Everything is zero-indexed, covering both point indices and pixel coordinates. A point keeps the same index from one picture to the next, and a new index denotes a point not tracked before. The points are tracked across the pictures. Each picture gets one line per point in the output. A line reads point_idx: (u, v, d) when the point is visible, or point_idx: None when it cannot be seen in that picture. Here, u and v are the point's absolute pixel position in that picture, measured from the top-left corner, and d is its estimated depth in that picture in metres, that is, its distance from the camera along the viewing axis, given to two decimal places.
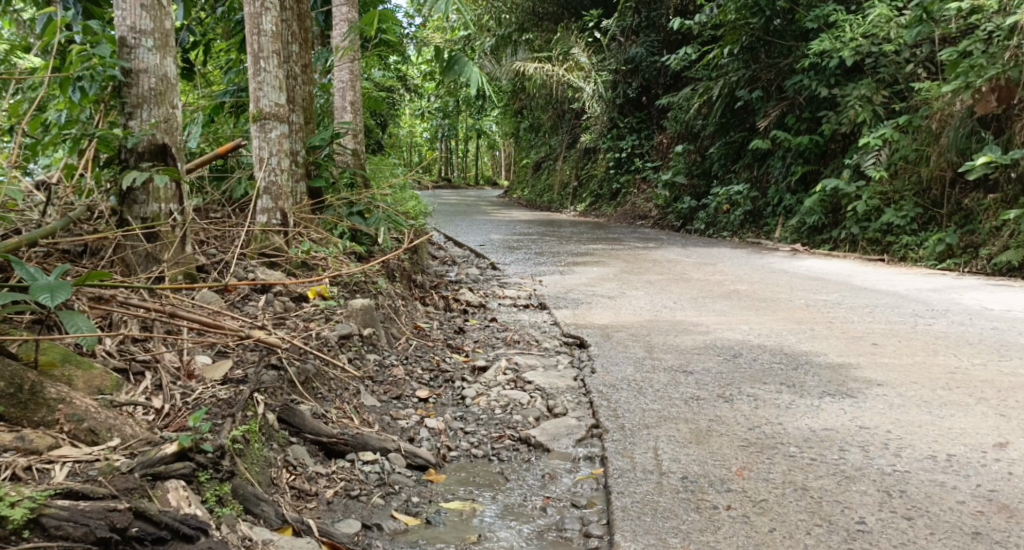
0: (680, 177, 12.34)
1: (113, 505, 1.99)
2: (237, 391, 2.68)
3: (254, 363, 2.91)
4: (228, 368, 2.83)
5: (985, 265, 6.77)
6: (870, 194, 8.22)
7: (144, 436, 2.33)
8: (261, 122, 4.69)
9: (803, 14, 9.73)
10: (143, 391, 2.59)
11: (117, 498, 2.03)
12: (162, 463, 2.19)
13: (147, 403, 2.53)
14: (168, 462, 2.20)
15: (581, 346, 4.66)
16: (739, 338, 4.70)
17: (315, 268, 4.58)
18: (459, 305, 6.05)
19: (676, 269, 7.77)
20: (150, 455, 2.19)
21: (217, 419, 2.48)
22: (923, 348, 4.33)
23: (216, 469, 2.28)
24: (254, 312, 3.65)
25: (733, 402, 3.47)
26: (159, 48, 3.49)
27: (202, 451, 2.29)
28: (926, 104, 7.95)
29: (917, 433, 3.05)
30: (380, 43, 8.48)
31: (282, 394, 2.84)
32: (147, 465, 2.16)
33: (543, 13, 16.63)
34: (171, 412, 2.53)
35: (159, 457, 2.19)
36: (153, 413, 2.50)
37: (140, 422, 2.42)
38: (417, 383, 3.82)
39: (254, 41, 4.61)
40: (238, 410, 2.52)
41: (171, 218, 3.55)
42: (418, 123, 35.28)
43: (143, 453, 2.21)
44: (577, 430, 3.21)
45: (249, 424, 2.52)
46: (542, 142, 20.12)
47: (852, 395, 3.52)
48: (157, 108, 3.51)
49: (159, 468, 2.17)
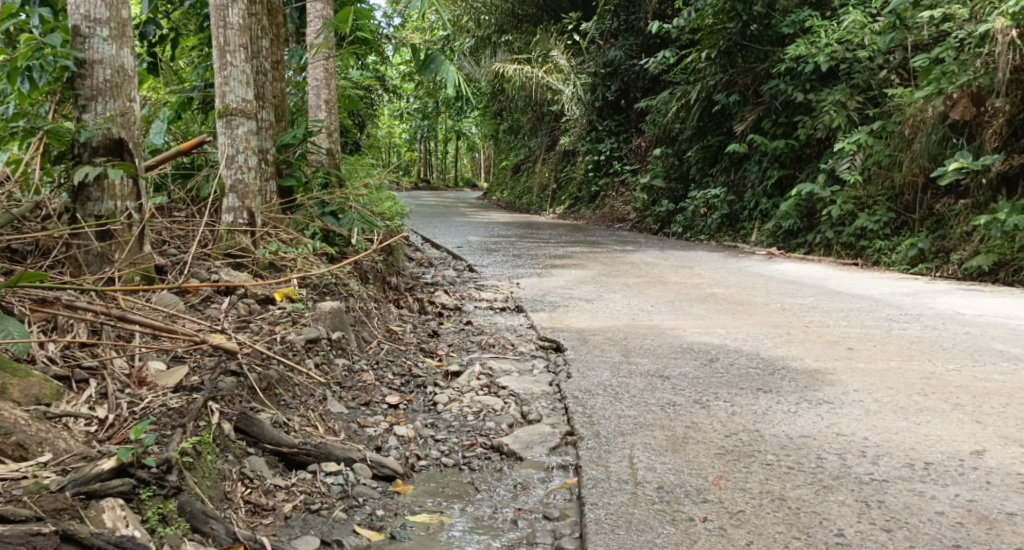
0: (658, 180, 12.31)
1: (36, 529, 1.90)
2: (191, 399, 2.56)
3: (211, 370, 2.79)
4: (183, 375, 2.70)
5: (956, 270, 6.76)
6: (844, 198, 8.22)
7: (79, 451, 2.21)
8: (227, 118, 4.55)
9: (779, 19, 9.73)
10: (87, 401, 2.47)
11: (43, 521, 1.94)
12: (97, 480, 2.08)
13: (90, 413, 2.41)
14: (105, 479, 2.09)
15: (557, 350, 4.58)
16: (716, 342, 4.63)
17: (283, 269, 4.42)
18: (434, 307, 5.94)
19: (654, 272, 7.73)
20: (85, 472, 2.09)
21: (165, 429, 2.37)
22: (900, 352, 4.29)
23: (160, 485, 2.17)
24: (216, 315, 3.52)
25: (710, 408, 3.39)
26: (115, 38, 3.37)
27: (144, 466, 2.19)
28: (899, 110, 7.95)
29: (894, 440, 2.99)
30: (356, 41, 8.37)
31: (240, 403, 2.72)
32: (81, 483, 2.06)
33: (522, 15, 16.58)
34: (115, 423, 2.41)
35: (95, 474, 2.09)
36: (96, 424, 2.38)
37: (77, 435, 2.30)
38: (388, 389, 3.70)
39: (220, 34, 4.47)
40: (190, 419, 2.41)
41: (126, 217, 3.40)
42: (398, 123, 35.09)
43: (77, 469, 2.11)
44: (551, 438, 3.11)
45: (201, 436, 2.41)
46: (521, 144, 20.04)
47: (828, 400, 3.46)
48: (112, 101, 3.38)
49: (93, 486, 2.06)
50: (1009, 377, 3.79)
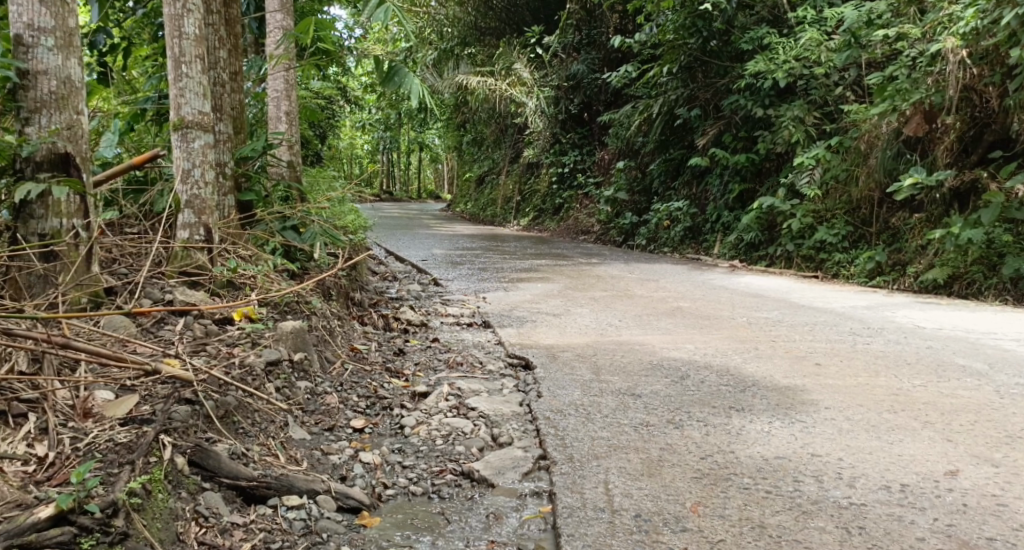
0: (622, 193, 12.32)
1: None
2: (140, 433, 2.42)
3: (164, 399, 2.65)
4: (134, 404, 2.57)
5: (912, 282, 6.82)
6: (804, 212, 8.28)
7: (15, 498, 2.09)
8: (183, 131, 4.38)
9: (738, 35, 9.80)
10: (26, 437, 2.34)
11: None
12: (33, 530, 1.99)
13: (28, 451, 2.28)
14: (42, 529, 2.00)
15: (526, 368, 4.48)
16: (685, 358, 4.58)
17: (242, 287, 4.34)
18: (398, 324, 5.80)
19: (619, 285, 7.69)
20: (20, 523, 1.99)
21: (112, 467, 2.25)
22: (868, 368, 4.27)
23: (104, 532, 2.05)
24: (171, 338, 3.37)
25: (683, 429, 3.32)
26: (61, 47, 3.23)
27: (86, 511, 2.06)
28: (856, 125, 8.04)
29: (869, 461, 2.94)
30: (317, 52, 8.24)
31: (195, 433, 2.58)
32: (13, 534, 1.97)
33: (485, 28, 16.54)
34: (57, 461, 2.28)
35: (30, 523, 1.99)
36: (35, 463, 2.25)
37: (14, 477, 2.17)
38: (352, 412, 3.57)
39: (175, 44, 4.31)
40: (139, 455, 2.28)
41: (72, 235, 3.25)
42: (360, 135, 34.83)
43: (11, 519, 2.01)
44: (522, 463, 3.01)
45: (151, 473, 2.27)
46: (485, 156, 19.98)
47: (801, 419, 3.41)
48: (58, 113, 3.23)
49: (27, 538, 1.98)
50: (976, 393, 3.78)
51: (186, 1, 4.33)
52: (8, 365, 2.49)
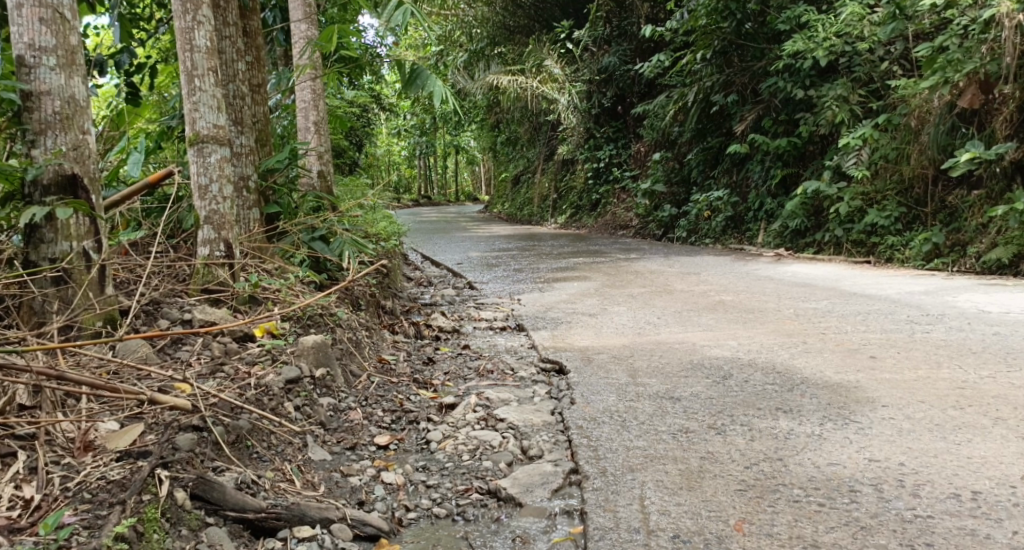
0: (659, 185, 12.04)
1: None
2: (135, 468, 2.33)
3: (169, 428, 2.57)
4: (137, 436, 2.48)
5: (974, 263, 6.49)
6: (852, 194, 7.94)
7: None
8: (199, 145, 4.26)
9: (774, 16, 9.48)
10: (13, 478, 2.25)
11: None
12: None
13: (15, 494, 2.19)
14: None
15: (560, 373, 4.31)
16: (728, 355, 4.35)
17: (265, 301, 4.25)
18: (431, 331, 5.67)
19: (659, 280, 7.46)
20: None
21: (101, 509, 2.17)
22: (926, 359, 4.00)
23: None
24: (187, 360, 3.28)
25: (726, 435, 3.11)
26: (63, 66, 3.14)
27: None
28: (904, 101, 7.69)
29: (934, 465, 2.69)
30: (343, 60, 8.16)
31: (200, 463, 2.50)
32: None
33: (514, 27, 16.39)
34: (45, 503, 2.19)
35: None
36: (21, 507, 2.17)
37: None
38: (376, 428, 3.44)
39: (186, 57, 4.19)
40: (131, 495, 2.18)
41: (83, 258, 3.17)
42: (396, 141, 34.94)
43: None
44: (553, 478, 2.83)
45: (143, 514, 2.16)
46: (519, 155, 19.79)
47: (855, 420, 3.17)
48: (64, 134, 3.15)
49: None
50: None
51: (196, 13, 4.21)
52: (4, 400, 2.42)
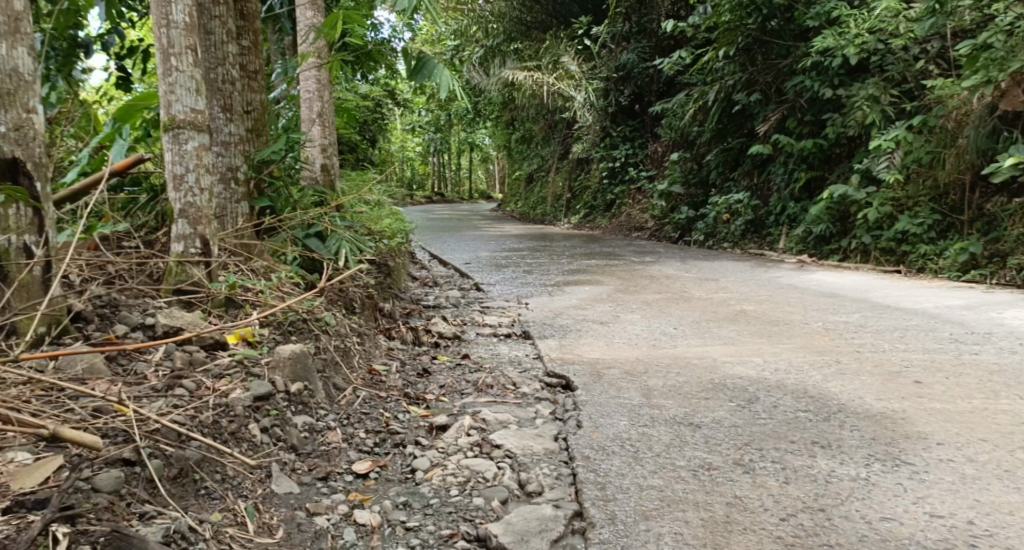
0: (677, 186, 11.56)
1: None
2: (23, 526, 2.13)
3: (90, 466, 2.35)
4: (47, 473, 2.27)
5: (1014, 275, 6.06)
6: (881, 200, 7.46)
7: None
8: (174, 131, 3.81)
9: (802, 11, 8.96)
10: None
11: None
12: None
13: None
14: None
15: (567, 389, 3.90)
16: (753, 375, 3.90)
17: (243, 305, 3.86)
18: (430, 337, 5.25)
19: (675, 286, 7.02)
20: None
21: None
22: (979, 387, 3.54)
23: None
24: (142, 375, 2.91)
25: (757, 474, 2.71)
26: (5, 35, 2.78)
27: None
28: (940, 102, 7.19)
29: (1010, 526, 2.38)
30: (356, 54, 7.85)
31: (125, 508, 2.30)
32: None
33: (531, 22, 15.92)
34: None
35: None
36: None
37: None
38: (356, 453, 3.04)
39: (161, 33, 3.72)
40: None
41: (23, 254, 2.85)
42: (410, 137, 34.52)
43: None
44: (552, 526, 2.49)
45: None
46: (533, 153, 19.29)
47: (907, 461, 2.77)
48: (5, 111, 2.79)
49: None
50: None
51: None
52: None
